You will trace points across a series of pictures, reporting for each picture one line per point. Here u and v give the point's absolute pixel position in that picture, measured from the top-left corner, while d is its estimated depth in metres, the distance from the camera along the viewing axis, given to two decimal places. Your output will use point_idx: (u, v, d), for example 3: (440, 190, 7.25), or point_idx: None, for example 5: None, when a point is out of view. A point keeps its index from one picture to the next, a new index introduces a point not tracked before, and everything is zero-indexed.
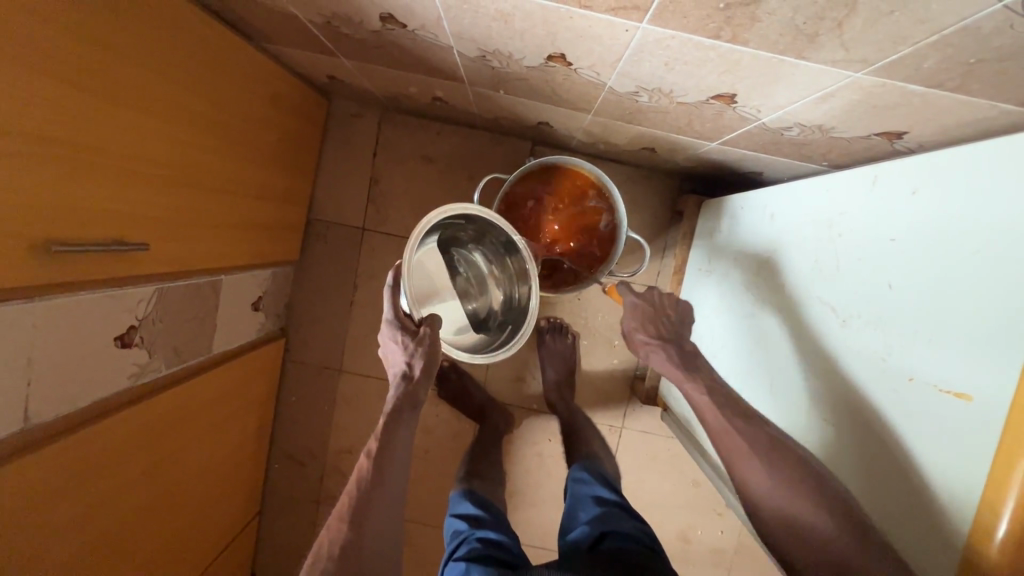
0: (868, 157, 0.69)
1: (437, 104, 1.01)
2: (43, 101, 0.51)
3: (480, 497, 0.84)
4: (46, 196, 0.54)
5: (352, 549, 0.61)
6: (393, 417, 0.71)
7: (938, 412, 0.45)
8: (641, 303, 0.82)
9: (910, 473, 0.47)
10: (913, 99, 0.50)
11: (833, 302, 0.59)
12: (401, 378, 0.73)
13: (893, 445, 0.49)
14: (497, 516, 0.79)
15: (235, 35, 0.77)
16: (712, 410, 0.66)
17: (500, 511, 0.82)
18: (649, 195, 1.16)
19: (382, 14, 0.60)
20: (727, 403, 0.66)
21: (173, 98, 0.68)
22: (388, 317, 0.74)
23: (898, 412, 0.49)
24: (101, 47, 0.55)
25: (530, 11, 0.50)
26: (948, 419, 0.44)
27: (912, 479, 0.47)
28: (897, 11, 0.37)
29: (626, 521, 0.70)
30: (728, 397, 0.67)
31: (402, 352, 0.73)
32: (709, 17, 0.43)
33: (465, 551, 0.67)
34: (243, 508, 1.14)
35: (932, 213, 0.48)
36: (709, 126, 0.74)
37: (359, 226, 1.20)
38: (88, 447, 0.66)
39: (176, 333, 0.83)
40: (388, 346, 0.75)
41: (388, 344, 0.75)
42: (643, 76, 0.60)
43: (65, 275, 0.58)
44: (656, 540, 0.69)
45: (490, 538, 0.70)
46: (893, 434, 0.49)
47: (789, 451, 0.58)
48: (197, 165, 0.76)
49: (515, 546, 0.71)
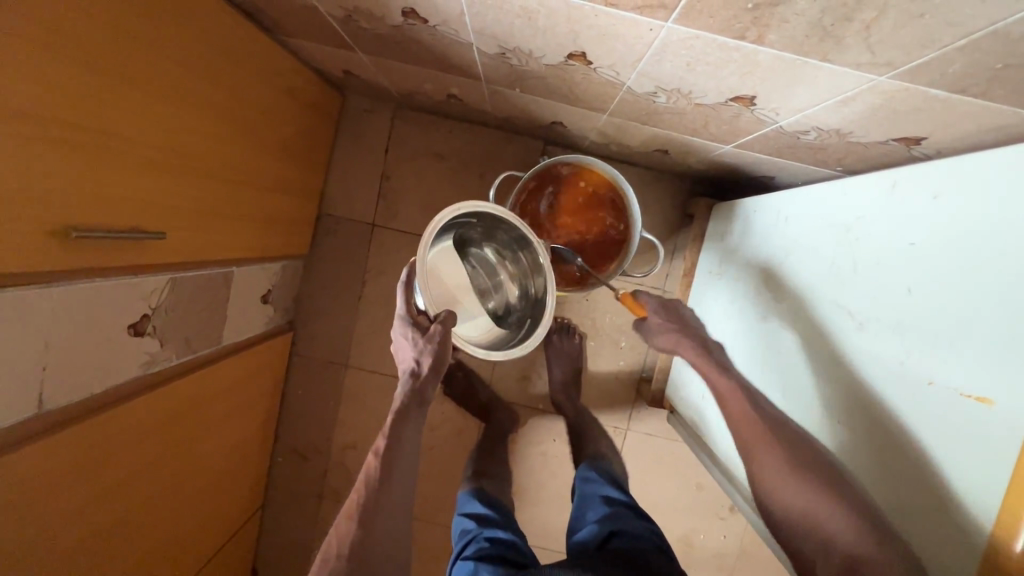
0: (883, 164, 0.69)
1: (450, 102, 1.01)
2: (63, 87, 0.51)
3: (487, 496, 0.84)
4: (62, 180, 0.53)
5: (361, 547, 0.60)
6: (403, 415, 0.72)
7: (960, 418, 0.44)
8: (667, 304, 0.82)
9: (928, 479, 0.47)
10: (935, 104, 0.50)
11: (849, 305, 0.58)
12: (410, 375, 0.74)
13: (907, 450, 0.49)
14: (507, 515, 0.79)
15: (253, 27, 0.77)
16: (735, 396, 0.67)
17: (510, 512, 0.82)
18: (660, 196, 1.16)
19: (404, 9, 0.60)
20: (755, 405, 0.66)
21: (191, 88, 0.68)
22: (402, 312, 0.76)
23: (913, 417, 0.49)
24: (122, 34, 0.56)
25: (555, 8, 0.51)
26: (967, 425, 0.44)
27: (930, 485, 0.47)
28: (927, 13, 0.37)
29: (635, 520, 0.69)
30: (755, 394, 0.68)
31: (412, 348, 0.74)
32: (735, 17, 0.43)
33: (474, 550, 0.67)
34: (246, 500, 1.14)
35: (954, 219, 0.48)
36: (725, 128, 0.74)
37: (369, 222, 1.20)
38: (94, 436, 0.65)
39: (187, 324, 0.83)
40: (400, 343, 0.77)
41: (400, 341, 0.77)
42: (663, 76, 0.60)
43: (83, 261, 0.58)
44: (666, 540, 0.69)
45: (498, 536, 0.70)
46: (913, 439, 0.49)
47: (819, 448, 0.59)
48: (213, 155, 0.76)
49: (523, 545, 0.71)
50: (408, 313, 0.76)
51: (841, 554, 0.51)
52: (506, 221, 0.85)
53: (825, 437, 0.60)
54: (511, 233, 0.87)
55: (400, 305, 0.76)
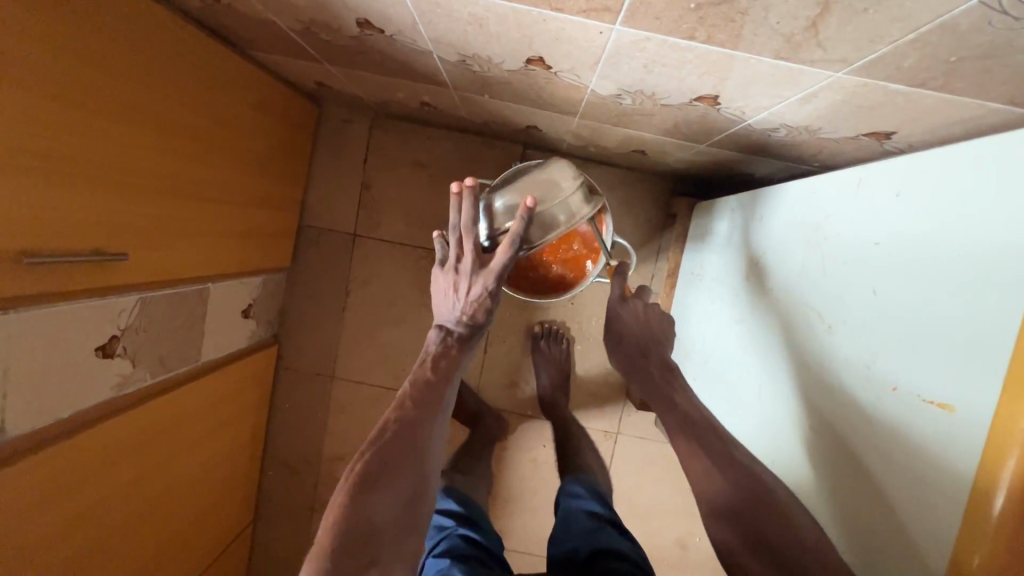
0: (857, 158, 0.67)
1: (425, 109, 1.00)
2: (15, 116, 0.50)
3: (460, 493, 0.83)
4: (19, 207, 0.53)
5: (416, 426, 0.55)
6: (458, 353, 0.66)
7: (923, 424, 0.43)
8: (628, 310, 0.84)
9: (891, 488, 0.46)
10: (897, 98, 0.48)
11: (818, 307, 0.57)
12: (472, 323, 0.67)
13: (872, 455, 0.48)
14: (479, 514, 0.78)
15: (217, 43, 0.76)
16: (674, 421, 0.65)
17: (482, 509, 0.81)
18: (642, 197, 1.14)
19: (359, 19, 0.59)
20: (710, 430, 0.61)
21: (153, 105, 0.67)
22: (496, 271, 0.64)
23: (879, 423, 0.47)
24: (77, 57, 0.55)
25: (504, 15, 0.50)
26: (931, 431, 0.42)
27: (896, 497, 0.45)
28: (870, 9, 0.36)
29: (618, 539, 0.68)
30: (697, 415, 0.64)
31: (489, 296, 0.66)
32: (681, 18, 0.42)
33: (446, 548, 0.66)
34: (233, 517, 1.13)
35: (918, 216, 0.46)
36: (697, 128, 0.73)
37: (352, 233, 1.20)
38: (68, 462, 0.65)
39: (161, 342, 0.82)
40: (474, 295, 0.66)
41: (473, 294, 0.66)
42: (624, 78, 0.59)
43: (40, 285, 0.57)
44: (647, 560, 0.67)
45: (472, 536, 0.69)
46: (874, 444, 0.48)
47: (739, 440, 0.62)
48: (180, 172, 0.75)
49: (494, 550, 0.70)
50: (499, 278, 0.65)
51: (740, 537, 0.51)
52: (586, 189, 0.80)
53: (796, 444, 0.59)
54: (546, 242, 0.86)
55: (501, 266, 0.64)
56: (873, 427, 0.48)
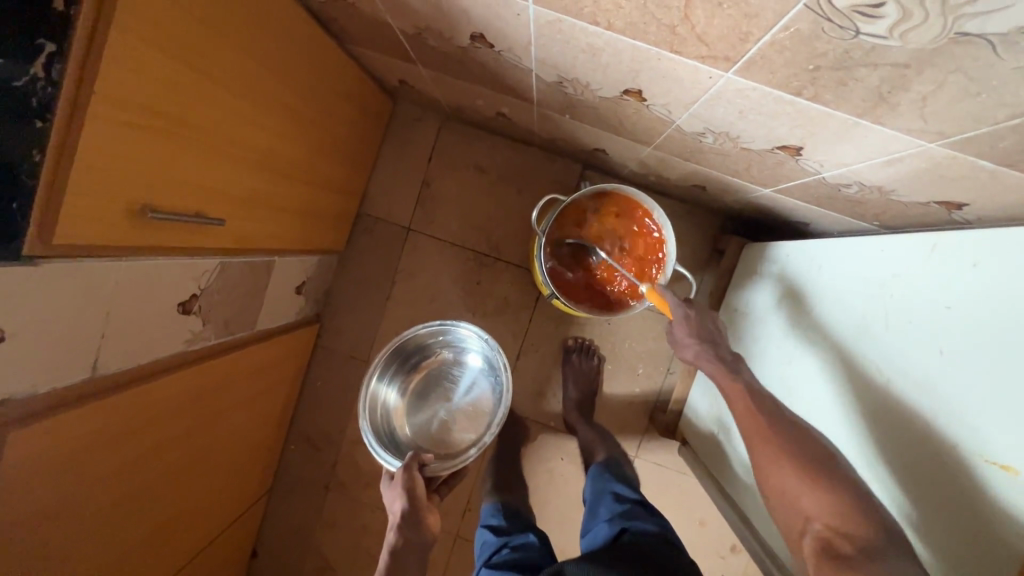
0: (920, 224, 0.70)
1: (498, 119, 1.05)
2: (164, 82, 0.54)
3: (512, 508, 0.87)
4: (151, 166, 0.57)
5: None
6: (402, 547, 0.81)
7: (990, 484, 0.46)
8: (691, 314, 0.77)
9: (961, 532, 0.49)
10: (981, 174, 0.51)
11: (879, 362, 0.60)
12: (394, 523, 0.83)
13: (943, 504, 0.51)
14: (526, 522, 0.83)
15: (326, 35, 0.81)
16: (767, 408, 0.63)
17: (532, 520, 0.85)
18: (691, 230, 1.18)
19: (474, 33, 0.63)
20: (794, 435, 0.59)
21: (270, 87, 0.72)
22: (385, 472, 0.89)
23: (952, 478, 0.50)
24: (220, 34, 0.59)
25: (621, 49, 0.53)
26: (1001, 493, 0.45)
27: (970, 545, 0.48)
28: (983, 93, 0.39)
29: (645, 516, 0.74)
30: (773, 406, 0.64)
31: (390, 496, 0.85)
32: (795, 75, 0.45)
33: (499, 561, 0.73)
34: (255, 483, 1.16)
35: (992, 287, 0.49)
36: (767, 173, 0.76)
37: (406, 226, 1.24)
38: (139, 406, 0.69)
39: (228, 307, 0.86)
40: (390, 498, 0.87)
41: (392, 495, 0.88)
42: (714, 119, 0.62)
43: (152, 238, 0.61)
44: (674, 533, 0.73)
45: (522, 547, 0.75)
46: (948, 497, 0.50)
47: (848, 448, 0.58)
48: (278, 150, 0.80)
49: (544, 547, 0.76)
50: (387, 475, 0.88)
51: (821, 531, 0.51)
52: (408, 339, 1.00)
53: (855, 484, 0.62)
54: (480, 367, 1.06)
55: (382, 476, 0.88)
56: (941, 483, 0.51)
